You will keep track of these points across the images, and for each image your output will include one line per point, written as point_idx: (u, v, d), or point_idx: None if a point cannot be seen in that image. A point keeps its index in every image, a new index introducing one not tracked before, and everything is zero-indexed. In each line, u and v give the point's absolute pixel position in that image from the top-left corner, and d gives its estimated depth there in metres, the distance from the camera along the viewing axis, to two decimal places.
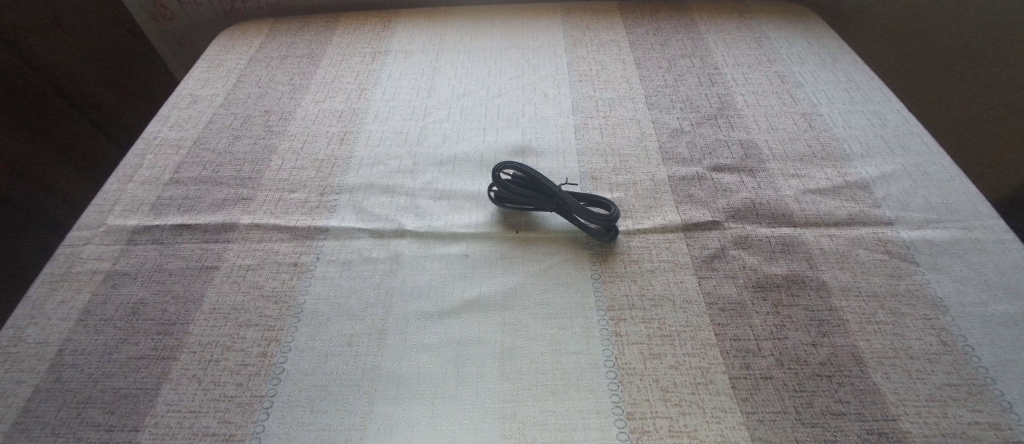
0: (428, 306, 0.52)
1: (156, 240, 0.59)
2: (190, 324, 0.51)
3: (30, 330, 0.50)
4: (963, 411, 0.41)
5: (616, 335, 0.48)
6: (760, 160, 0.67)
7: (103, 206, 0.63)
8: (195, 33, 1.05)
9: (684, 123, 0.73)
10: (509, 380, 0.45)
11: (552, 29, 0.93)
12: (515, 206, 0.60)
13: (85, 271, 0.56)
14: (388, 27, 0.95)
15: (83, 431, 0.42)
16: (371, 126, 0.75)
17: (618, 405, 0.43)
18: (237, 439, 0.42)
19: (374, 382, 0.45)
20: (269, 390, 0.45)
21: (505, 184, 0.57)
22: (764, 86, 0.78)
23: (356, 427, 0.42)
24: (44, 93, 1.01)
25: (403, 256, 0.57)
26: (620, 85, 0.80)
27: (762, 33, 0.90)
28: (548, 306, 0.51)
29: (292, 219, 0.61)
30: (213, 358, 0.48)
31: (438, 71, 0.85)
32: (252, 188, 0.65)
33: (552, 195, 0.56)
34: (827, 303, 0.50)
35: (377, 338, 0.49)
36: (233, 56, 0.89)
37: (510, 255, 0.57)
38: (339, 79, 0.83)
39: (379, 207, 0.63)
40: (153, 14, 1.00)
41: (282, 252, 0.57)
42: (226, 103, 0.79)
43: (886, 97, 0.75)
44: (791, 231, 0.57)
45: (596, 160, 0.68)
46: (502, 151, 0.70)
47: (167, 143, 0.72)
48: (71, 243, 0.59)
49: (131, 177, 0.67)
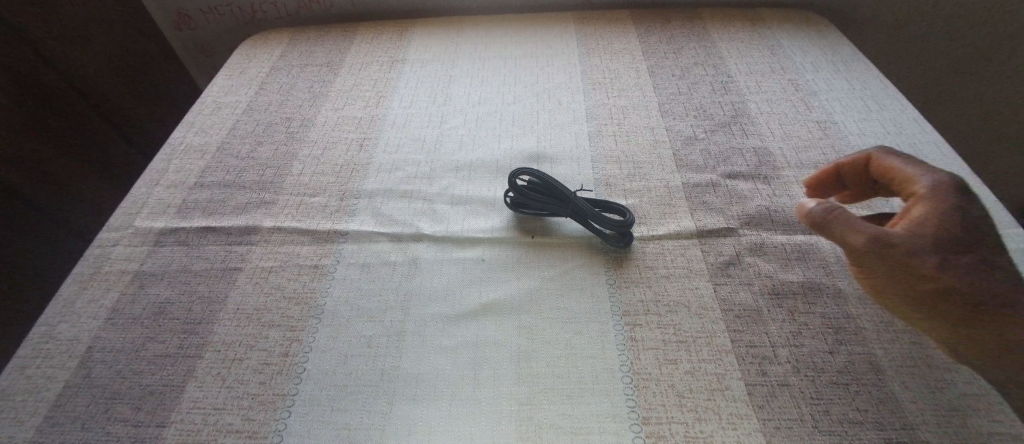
0: (446, 308, 0.53)
1: (181, 241, 0.61)
2: (214, 323, 0.52)
3: (61, 327, 0.52)
4: (983, 422, 0.41)
5: (630, 341, 0.49)
6: (774, 168, 0.67)
7: (132, 208, 0.66)
8: (218, 42, 1.11)
9: (698, 130, 0.73)
10: (525, 383, 0.46)
11: (566, 38, 0.94)
12: (531, 212, 0.60)
13: (114, 271, 0.58)
14: (404, 37, 0.97)
15: (112, 426, 0.44)
16: (389, 132, 0.76)
17: (633, 410, 0.43)
18: (260, 436, 0.43)
19: (393, 383, 0.46)
20: (291, 388, 0.46)
21: (520, 190, 0.58)
22: (778, 94, 0.79)
23: (375, 427, 0.43)
24: (62, 94, 0.99)
25: (420, 260, 0.58)
26: (633, 92, 0.81)
27: (775, 41, 0.90)
28: (563, 310, 0.52)
29: (313, 223, 0.62)
30: (237, 357, 0.49)
31: (455, 78, 0.87)
32: (274, 192, 0.67)
33: (567, 200, 0.57)
34: (844, 311, 0.50)
35: (395, 339, 0.50)
36: (256, 65, 0.92)
37: (525, 260, 0.58)
38: (357, 87, 0.85)
39: (398, 212, 0.64)
40: (176, 24, 1.07)
41: (303, 255, 0.59)
42: (249, 110, 0.81)
43: (901, 105, 0.75)
44: (806, 238, 0.58)
45: (610, 167, 0.69)
46: (517, 158, 0.71)
47: (193, 148, 0.75)
48: (100, 244, 0.61)
49: (157, 181, 0.69)
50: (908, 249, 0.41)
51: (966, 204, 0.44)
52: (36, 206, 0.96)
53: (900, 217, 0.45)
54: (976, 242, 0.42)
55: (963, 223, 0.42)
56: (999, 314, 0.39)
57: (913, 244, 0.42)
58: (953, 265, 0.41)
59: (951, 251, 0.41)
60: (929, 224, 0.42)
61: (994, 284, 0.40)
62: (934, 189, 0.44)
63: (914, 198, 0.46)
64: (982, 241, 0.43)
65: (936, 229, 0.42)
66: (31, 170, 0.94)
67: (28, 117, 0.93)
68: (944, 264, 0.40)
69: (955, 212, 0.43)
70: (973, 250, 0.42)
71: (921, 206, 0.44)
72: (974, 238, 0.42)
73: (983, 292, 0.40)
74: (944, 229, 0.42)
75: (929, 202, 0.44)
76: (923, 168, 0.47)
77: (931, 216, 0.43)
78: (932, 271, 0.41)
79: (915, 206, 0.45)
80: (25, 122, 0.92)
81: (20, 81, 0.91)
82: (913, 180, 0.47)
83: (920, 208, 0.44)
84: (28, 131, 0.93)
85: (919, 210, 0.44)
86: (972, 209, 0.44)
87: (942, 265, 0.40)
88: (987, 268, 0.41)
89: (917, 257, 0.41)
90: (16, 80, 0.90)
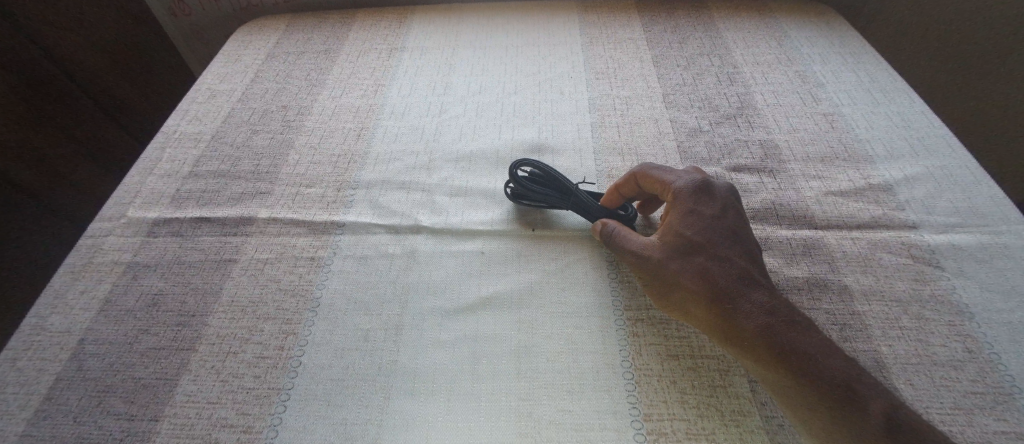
0: (444, 302, 0.52)
1: (175, 232, 0.60)
2: (209, 316, 0.51)
3: (52, 318, 0.51)
4: (988, 420, 0.40)
5: (632, 336, 0.48)
6: (780, 161, 0.66)
7: (124, 198, 0.64)
8: (213, 30, 1.06)
9: (703, 122, 0.72)
10: (523, 378, 0.45)
11: (569, 26, 0.92)
12: (530, 204, 0.59)
13: (106, 262, 0.56)
14: (403, 24, 0.95)
15: (104, 419, 0.43)
16: (387, 122, 0.75)
17: (635, 407, 0.42)
18: (255, 431, 0.42)
19: (390, 378, 0.45)
20: (286, 382, 0.45)
21: (522, 181, 0.56)
22: (785, 86, 0.77)
23: (373, 423, 0.42)
24: (59, 82, 0.97)
25: (419, 252, 0.57)
26: (637, 83, 0.79)
27: (783, 31, 0.88)
28: (563, 304, 0.51)
29: (309, 214, 0.61)
30: (232, 350, 0.48)
31: (454, 67, 0.85)
32: (270, 182, 0.65)
33: (570, 194, 0.56)
34: (850, 308, 0.49)
35: (393, 333, 0.49)
36: (251, 52, 0.90)
37: (524, 253, 0.56)
38: (355, 75, 0.83)
39: (396, 203, 0.63)
40: (172, 10, 1.01)
41: (300, 247, 0.58)
42: (244, 98, 0.80)
43: (909, 98, 0.74)
44: (813, 233, 0.57)
45: (612, 159, 0.67)
46: (517, 149, 0.70)
47: (187, 136, 0.73)
48: (92, 235, 0.60)
49: (151, 170, 0.68)
50: (654, 261, 0.48)
51: (708, 206, 0.49)
52: (26, 190, 0.96)
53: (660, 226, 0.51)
54: (715, 240, 0.47)
55: (697, 226, 0.48)
56: (728, 310, 0.43)
57: (659, 255, 0.48)
58: (686, 268, 0.46)
59: (685, 255, 0.47)
60: (672, 233, 0.48)
61: (721, 279, 0.44)
62: (681, 195, 0.50)
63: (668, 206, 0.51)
64: (721, 238, 0.47)
65: (676, 237, 0.48)
66: (22, 158, 0.93)
67: (23, 105, 0.92)
68: (681, 269, 0.46)
69: (693, 217, 0.48)
70: (706, 251, 0.46)
71: (671, 215, 0.50)
72: (714, 237, 0.47)
73: (715, 290, 0.44)
74: (681, 236, 0.48)
75: (678, 208, 0.50)
76: (672, 174, 0.53)
77: (676, 224, 0.49)
78: (671, 277, 0.46)
79: (670, 213, 0.51)
80: (18, 112, 0.91)
81: (14, 71, 0.90)
82: (663, 188, 0.52)
83: (669, 216, 0.50)
84: (24, 121, 0.93)
85: (671, 218, 0.50)
86: (709, 209, 0.49)
87: (680, 271, 0.46)
88: (722, 264, 0.45)
89: (663, 266, 0.47)
90: (12, 70, 0.89)
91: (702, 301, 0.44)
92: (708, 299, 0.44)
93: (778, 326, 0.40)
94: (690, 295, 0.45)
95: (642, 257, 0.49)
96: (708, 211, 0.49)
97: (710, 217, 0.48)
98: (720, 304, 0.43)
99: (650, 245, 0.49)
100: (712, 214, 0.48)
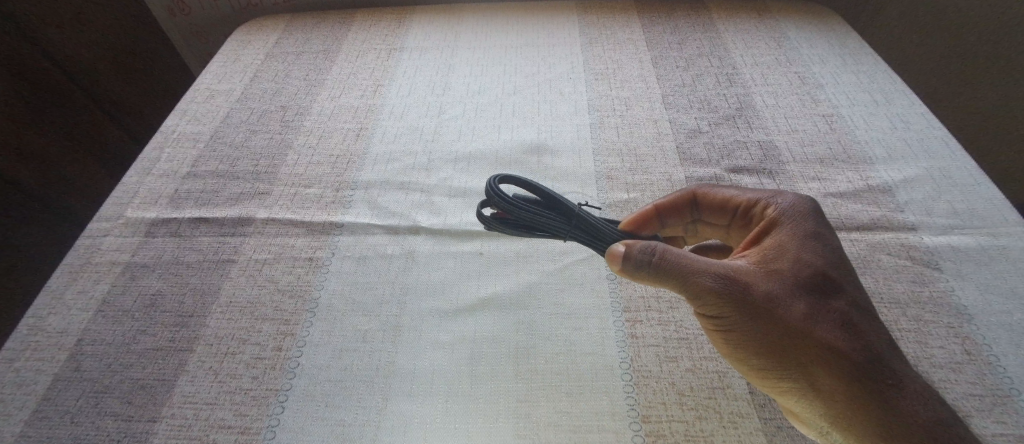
0: (442, 304, 0.51)
1: (173, 233, 0.59)
2: (207, 317, 0.51)
3: (49, 319, 0.51)
4: (987, 422, 0.40)
5: (630, 337, 0.48)
6: (779, 162, 0.66)
7: (122, 198, 0.64)
8: (212, 30, 1.06)
9: (702, 123, 0.72)
10: (522, 380, 0.45)
11: (568, 27, 0.92)
12: (519, 231, 0.47)
13: (103, 263, 0.56)
14: (403, 24, 0.95)
15: (101, 421, 0.43)
16: (386, 123, 0.75)
17: (633, 408, 0.42)
18: (252, 433, 0.42)
19: (387, 379, 0.45)
20: (285, 383, 0.45)
21: (509, 202, 0.44)
22: (784, 87, 0.77)
23: (370, 423, 0.42)
24: (63, 85, 0.98)
25: (417, 253, 0.57)
26: (637, 84, 0.79)
27: (782, 33, 0.88)
28: (564, 306, 0.51)
29: (308, 214, 0.61)
30: (229, 351, 0.48)
31: (453, 68, 0.85)
32: (268, 183, 0.65)
33: (568, 215, 0.45)
34: None
35: (391, 334, 0.49)
36: (250, 52, 0.90)
37: (522, 253, 0.56)
38: (354, 75, 0.83)
39: (393, 203, 0.63)
40: (171, 10, 1.01)
41: (297, 247, 0.57)
42: (243, 98, 0.80)
43: (909, 99, 0.74)
44: None
45: (611, 160, 0.67)
46: (516, 149, 0.70)
47: (185, 137, 0.73)
48: (90, 235, 0.59)
49: (149, 170, 0.68)
50: (763, 293, 0.36)
51: (828, 234, 0.40)
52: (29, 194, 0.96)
53: (755, 248, 0.41)
54: (845, 282, 0.37)
55: (821, 257, 0.38)
56: (886, 389, 0.31)
57: (770, 286, 0.36)
58: (818, 312, 0.35)
59: (811, 293, 0.36)
60: (790, 260, 0.38)
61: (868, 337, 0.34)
62: (788, 215, 0.41)
63: (767, 228, 0.42)
64: (849, 279, 0.37)
65: (794, 265, 0.37)
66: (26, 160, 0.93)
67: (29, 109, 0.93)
68: (809, 311, 0.35)
69: (813, 246, 0.39)
70: (837, 294, 0.36)
71: (778, 238, 0.40)
72: (843, 277, 0.37)
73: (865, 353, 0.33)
74: (805, 267, 0.37)
75: (789, 230, 0.40)
76: (765, 193, 0.45)
77: (794, 251, 0.38)
78: (794, 319, 0.35)
79: (777, 235, 0.40)
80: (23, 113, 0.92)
81: (19, 71, 0.90)
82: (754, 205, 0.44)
83: (777, 238, 0.40)
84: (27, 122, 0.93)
85: (782, 239, 0.40)
86: (831, 239, 0.40)
87: (808, 314, 0.35)
88: (862, 317, 0.35)
89: (780, 302, 0.35)
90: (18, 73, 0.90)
91: (842, 366, 0.33)
92: (854, 365, 0.32)
93: (954, 421, 0.30)
94: (824, 351, 0.33)
95: (742, 283, 0.36)
96: (834, 242, 0.39)
97: (834, 250, 0.39)
98: (875, 378, 0.32)
99: (752, 270, 0.38)
100: (836, 247, 0.39)
